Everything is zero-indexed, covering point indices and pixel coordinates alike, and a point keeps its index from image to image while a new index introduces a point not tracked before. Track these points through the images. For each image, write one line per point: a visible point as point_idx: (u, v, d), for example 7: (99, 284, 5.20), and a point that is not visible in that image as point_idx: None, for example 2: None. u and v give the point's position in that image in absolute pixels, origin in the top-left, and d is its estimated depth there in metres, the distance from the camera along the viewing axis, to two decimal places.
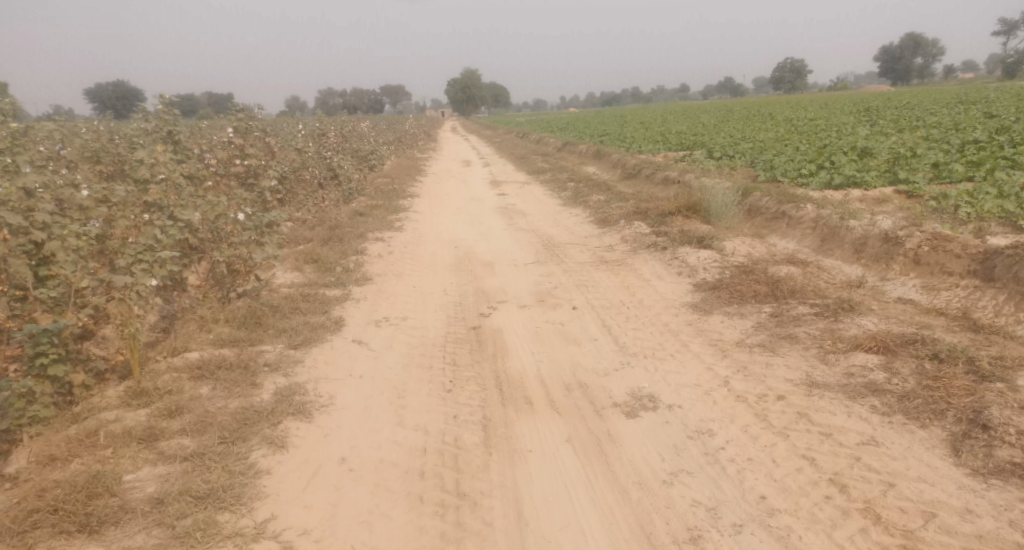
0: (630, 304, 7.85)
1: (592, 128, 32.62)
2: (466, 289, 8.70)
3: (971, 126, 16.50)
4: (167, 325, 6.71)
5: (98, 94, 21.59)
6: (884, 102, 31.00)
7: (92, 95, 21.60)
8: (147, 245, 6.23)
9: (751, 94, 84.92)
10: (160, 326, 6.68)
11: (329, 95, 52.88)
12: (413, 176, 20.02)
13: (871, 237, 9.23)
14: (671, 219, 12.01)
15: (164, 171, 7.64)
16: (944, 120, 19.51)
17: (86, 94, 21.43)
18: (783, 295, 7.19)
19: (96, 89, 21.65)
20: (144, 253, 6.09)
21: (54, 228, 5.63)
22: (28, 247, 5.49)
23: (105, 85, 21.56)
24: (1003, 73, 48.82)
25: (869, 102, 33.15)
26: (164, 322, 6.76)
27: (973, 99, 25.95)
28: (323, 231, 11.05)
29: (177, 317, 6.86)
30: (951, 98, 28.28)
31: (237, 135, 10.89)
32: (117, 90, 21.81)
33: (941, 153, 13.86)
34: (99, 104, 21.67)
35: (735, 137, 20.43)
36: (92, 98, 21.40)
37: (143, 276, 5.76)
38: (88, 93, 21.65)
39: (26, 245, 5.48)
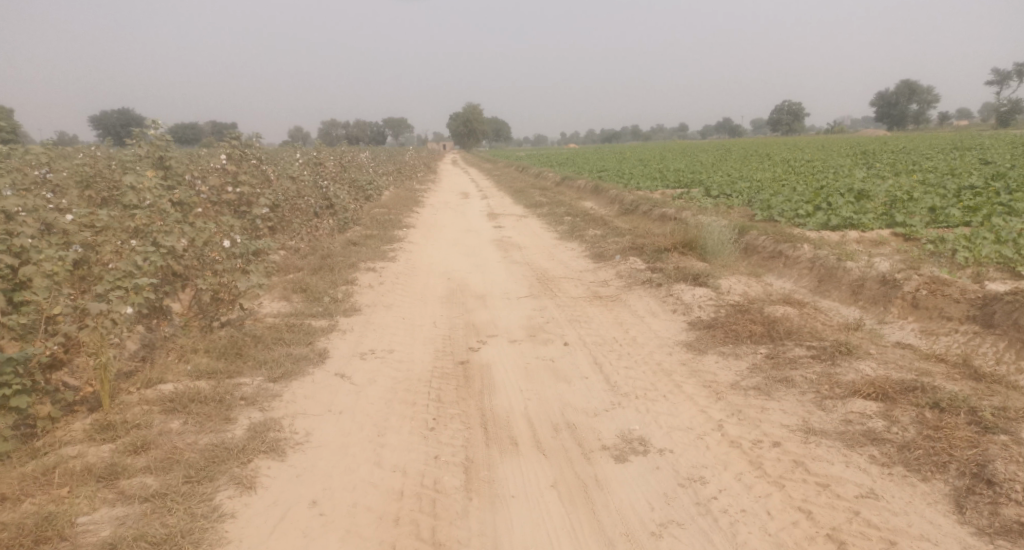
0: (622, 342, 7.68)
1: (590, 164, 32.76)
2: (456, 322, 8.53)
3: (968, 172, 16.54)
4: (145, 354, 6.51)
5: (102, 121, 21.57)
6: (882, 145, 31.23)
7: (96, 122, 21.56)
8: (127, 271, 6.05)
9: (749, 135, 85.79)
10: (138, 355, 6.48)
11: (331, 126, 53.23)
12: (410, 207, 19.95)
13: (869, 279, 9.15)
14: (667, 256, 11.91)
15: (151, 196, 7.48)
16: (941, 164, 19.58)
17: (91, 122, 21.40)
18: (779, 337, 7.04)
19: (100, 117, 21.61)
20: (123, 279, 5.91)
21: (30, 253, 5.45)
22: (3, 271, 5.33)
23: (110, 112, 21.53)
24: (997, 120, 49.43)
25: (866, 145, 33.46)
26: (142, 351, 6.56)
27: (969, 144, 26.17)
28: (315, 260, 10.91)
29: (156, 347, 6.66)
30: (948, 144, 28.53)
31: (231, 163, 10.81)
32: (123, 117, 21.82)
33: (939, 197, 13.83)
34: (102, 131, 21.62)
35: (733, 176, 20.46)
36: (96, 125, 21.39)
37: (120, 304, 5.57)
38: (93, 120, 21.62)
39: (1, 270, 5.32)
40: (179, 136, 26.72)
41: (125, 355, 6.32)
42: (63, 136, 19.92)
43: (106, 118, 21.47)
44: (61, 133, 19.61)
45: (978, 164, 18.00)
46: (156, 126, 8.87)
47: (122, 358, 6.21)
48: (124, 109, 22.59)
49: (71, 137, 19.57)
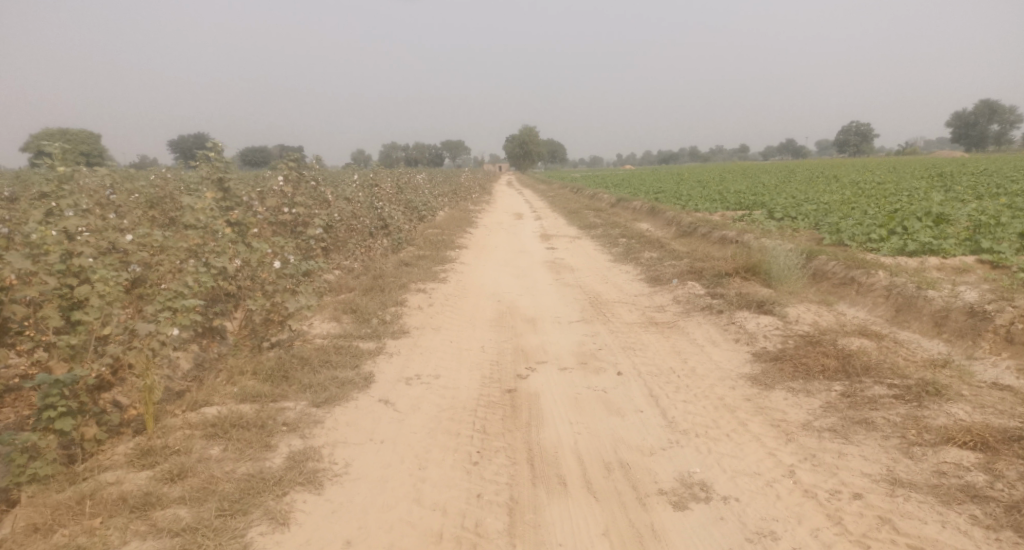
0: (681, 373, 7.18)
1: (647, 184, 32.17)
2: (506, 346, 8.17)
3: None
4: (196, 375, 6.33)
5: (179, 145, 22.06)
6: (954, 168, 29.74)
7: (174, 147, 22.09)
8: (177, 292, 5.85)
9: (813, 156, 83.50)
10: (188, 376, 6.32)
11: (392, 148, 53.89)
12: (464, 227, 19.74)
13: (953, 310, 8.57)
14: (728, 281, 11.34)
15: (206, 215, 7.35)
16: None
17: (168, 146, 21.92)
18: (855, 373, 6.47)
19: (178, 141, 22.10)
20: (173, 300, 5.72)
21: (84, 271, 5.32)
22: (58, 291, 5.22)
23: (187, 136, 22.01)
24: None
25: (942, 167, 31.97)
26: (191, 372, 6.39)
27: None
28: (367, 281, 10.73)
29: (204, 368, 6.49)
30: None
31: (288, 184, 10.74)
32: (199, 140, 22.18)
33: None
34: (180, 155, 22.13)
35: (798, 198, 19.66)
36: (173, 149, 21.83)
37: (168, 325, 5.36)
38: (171, 144, 22.15)
39: (58, 290, 5.22)
40: (248, 159, 27.25)
41: (175, 375, 6.18)
42: (142, 160, 20.41)
43: (183, 143, 21.98)
44: (139, 155, 20.11)
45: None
46: (216, 147, 8.86)
47: (172, 379, 6.04)
48: (199, 133, 23.12)
49: (148, 160, 20.03)
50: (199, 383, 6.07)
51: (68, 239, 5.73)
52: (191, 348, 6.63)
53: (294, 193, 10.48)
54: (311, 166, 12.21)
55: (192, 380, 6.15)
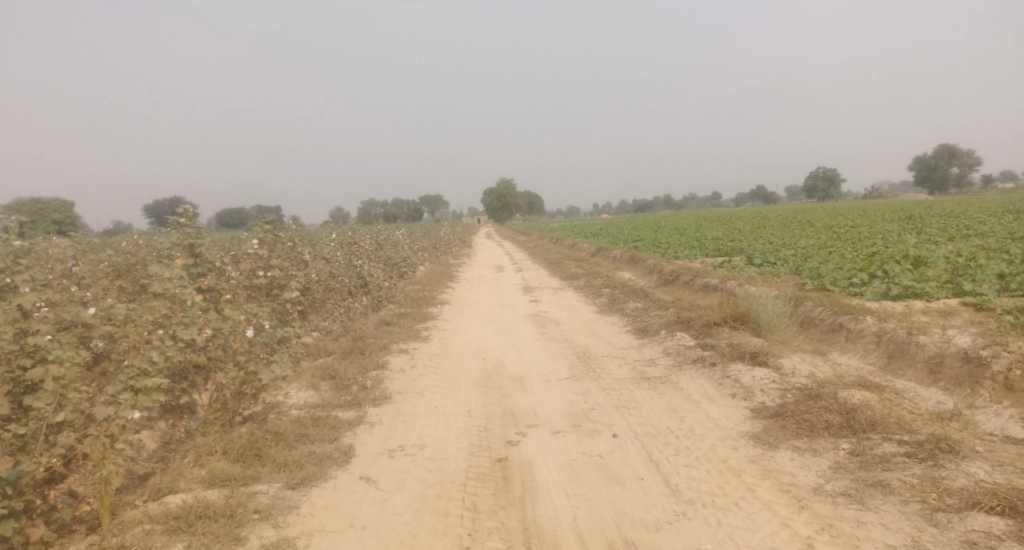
0: (679, 433, 6.85)
1: (625, 233, 32.19)
2: (493, 410, 7.79)
3: None
4: (161, 456, 5.92)
5: (155, 209, 21.66)
6: (922, 210, 30.16)
7: (150, 211, 21.69)
8: (140, 369, 5.47)
9: (783, 202, 84.81)
10: (152, 459, 5.90)
11: (370, 205, 53.82)
12: (445, 283, 19.44)
13: (948, 356, 8.38)
14: (717, 330, 11.10)
15: (173, 284, 7.00)
16: (997, 228, 18.63)
17: (144, 211, 21.52)
18: (861, 429, 6.18)
19: (153, 205, 21.74)
20: (136, 378, 5.35)
21: (40, 351, 4.95)
22: (11, 374, 4.84)
23: (162, 200, 21.65)
24: None
25: (908, 209, 32.46)
26: (156, 453, 5.97)
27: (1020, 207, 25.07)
28: (347, 343, 10.35)
29: (171, 449, 6.07)
30: (996, 206, 27.42)
31: (262, 247, 10.40)
32: (175, 203, 21.84)
33: (1005, 263, 12.90)
34: (156, 220, 21.71)
35: (776, 244, 19.67)
36: (149, 214, 21.43)
37: (128, 407, 4.97)
38: (146, 209, 21.74)
39: (10, 373, 4.84)
40: (225, 220, 26.86)
41: (138, 459, 5.76)
42: (116, 226, 19.99)
43: (158, 207, 21.58)
44: (113, 222, 19.72)
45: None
46: (185, 211, 8.46)
47: (134, 462, 5.63)
48: (175, 196, 22.78)
49: (123, 226, 19.63)
50: (164, 465, 5.67)
51: (23, 317, 5.37)
52: (156, 427, 6.22)
53: (269, 256, 10.15)
54: (287, 227, 11.94)
55: (156, 463, 5.73)
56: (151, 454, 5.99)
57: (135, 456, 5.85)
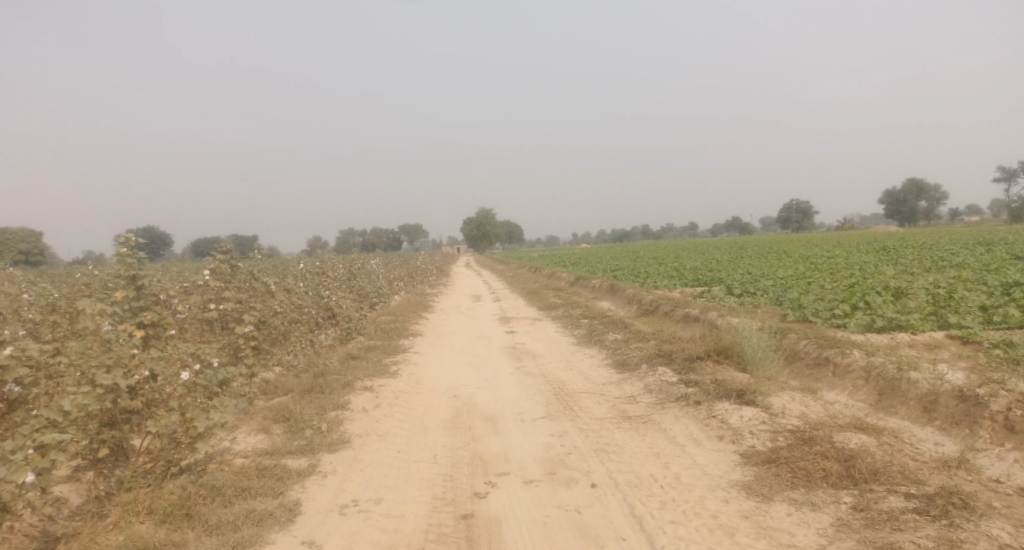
0: (663, 483, 6.26)
1: (603, 263, 31.74)
2: (461, 455, 7.16)
3: (1007, 267, 15.37)
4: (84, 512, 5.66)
5: None
6: (894, 242, 30.13)
7: None
8: (48, 421, 5.25)
9: (758, 233, 85.37)
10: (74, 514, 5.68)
11: (349, 233, 53.09)
12: (420, 314, 18.73)
13: (943, 394, 7.92)
14: (700, 365, 10.55)
15: (103, 320, 6.40)
16: (973, 259, 18.47)
17: None
18: (862, 479, 5.66)
19: None
20: (41, 432, 5.15)
21: None
22: None
23: None
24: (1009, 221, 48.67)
25: (878, 241, 32.33)
26: (80, 509, 5.72)
27: (990, 240, 25.07)
28: (308, 379, 9.65)
29: (97, 504, 5.70)
30: (966, 239, 27.43)
31: (216, 278, 9.73)
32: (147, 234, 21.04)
33: (985, 295, 12.61)
34: None
35: (754, 274, 19.29)
36: None
37: (22, 470, 4.81)
38: None
39: None
40: (199, 249, 26.00)
41: (58, 517, 5.55)
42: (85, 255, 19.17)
43: None
44: (82, 253, 18.95)
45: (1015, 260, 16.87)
46: (128, 242, 7.59)
47: (53, 521, 5.47)
48: None
49: (88, 256, 18.78)
50: (83, 527, 5.39)
51: None
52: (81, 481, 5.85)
53: (223, 288, 9.45)
54: (247, 257, 11.24)
55: (76, 521, 5.52)
56: (73, 511, 5.68)
57: (54, 513, 5.63)
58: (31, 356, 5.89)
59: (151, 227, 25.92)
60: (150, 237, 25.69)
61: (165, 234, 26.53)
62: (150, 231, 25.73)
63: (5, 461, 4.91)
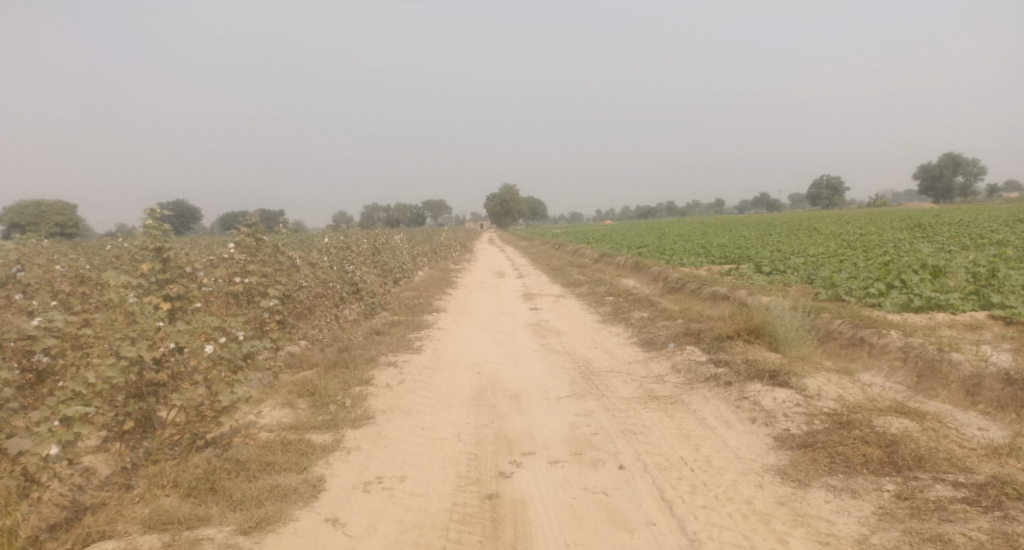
0: (694, 466, 6.06)
1: (629, 239, 31.34)
2: (486, 433, 7.01)
3: None
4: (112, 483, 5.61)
5: None
6: (929, 219, 29.35)
7: None
8: (73, 394, 5.17)
9: (786, 209, 84.03)
10: (102, 484, 5.62)
11: (374, 209, 53.13)
12: (444, 290, 18.59)
13: (987, 377, 7.60)
14: (731, 344, 10.28)
15: (127, 293, 6.31)
16: (1012, 237, 17.88)
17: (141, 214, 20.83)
18: (905, 465, 5.40)
19: None
20: (66, 404, 5.08)
21: None
22: None
23: None
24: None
25: (912, 218, 31.53)
26: (108, 479, 5.67)
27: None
28: (332, 354, 9.56)
29: (123, 476, 5.64)
30: (1004, 216, 26.63)
31: (241, 252, 9.65)
32: None
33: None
34: None
35: (785, 251, 18.86)
36: None
37: (47, 443, 4.73)
38: None
39: None
40: (226, 223, 26.09)
41: (86, 487, 5.50)
42: (116, 229, 19.33)
43: None
44: (113, 227, 19.11)
45: None
46: (154, 215, 7.47)
47: (81, 491, 5.42)
48: None
49: (118, 230, 18.91)
50: (110, 498, 5.34)
51: None
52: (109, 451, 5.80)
53: (247, 262, 9.35)
54: (272, 231, 11.14)
55: (104, 491, 5.47)
56: (101, 482, 5.63)
57: (83, 484, 5.57)
58: (57, 327, 5.82)
59: (181, 201, 26.11)
60: (179, 211, 25.87)
61: (194, 208, 26.72)
62: (179, 205, 25.91)
63: (30, 433, 4.84)
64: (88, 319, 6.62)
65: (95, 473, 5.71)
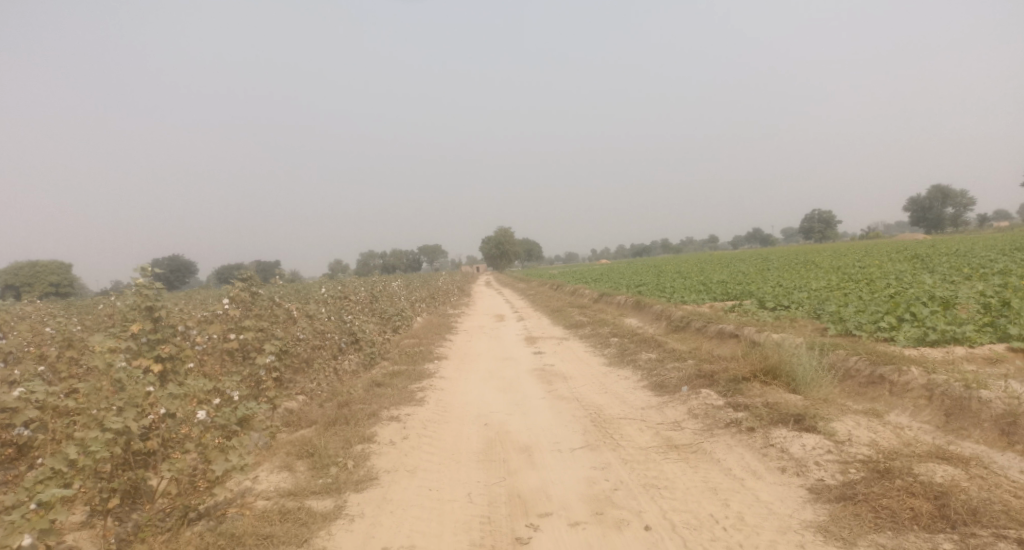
0: (726, 525, 5.63)
1: (626, 278, 30.98)
2: (499, 492, 6.55)
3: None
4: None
5: None
6: (924, 250, 29.10)
7: None
8: (52, 472, 4.74)
9: (779, 245, 84.02)
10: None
11: (370, 256, 52.88)
12: (444, 337, 18.10)
13: (1021, 415, 7.19)
14: (747, 386, 9.82)
15: (114, 357, 5.91)
16: (1014, 266, 17.58)
17: None
18: (960, 520, 5.20)
19: None
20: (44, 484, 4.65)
21: None
22: None
23: None
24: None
25: (906, 250, 31.23)
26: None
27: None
28: (331, 410, 9.09)
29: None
30: (998, 245, 26.37)
31: (236, 306, 9.26)
32: None
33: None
34: None
35: (788, 286, 18.50)
36: None
37: (20, 532, 4.30)
38: None
39: None
40: (222, 276, 25.71)
41: None
42: (111, 285, 18.95)
43: None
44: (108, 285, 18.78)
45: None
46: (145, 272, 7.09)
47: None
48: None
49: (112, 287, 18.54)
50: None
51: None
52: (93, 528, 5.35)
53: (242, 316, 8.95)
54: (267, 282, 10.75)
55: None
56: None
57: None
58: (38, 397, 5.40)
59: (176, 256, 25.82)
60: (175, 265, 25.53)
61: (189, 262, 26.41)
62: (174, 259, 25.59)
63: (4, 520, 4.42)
64: (73, 388, 6.21)
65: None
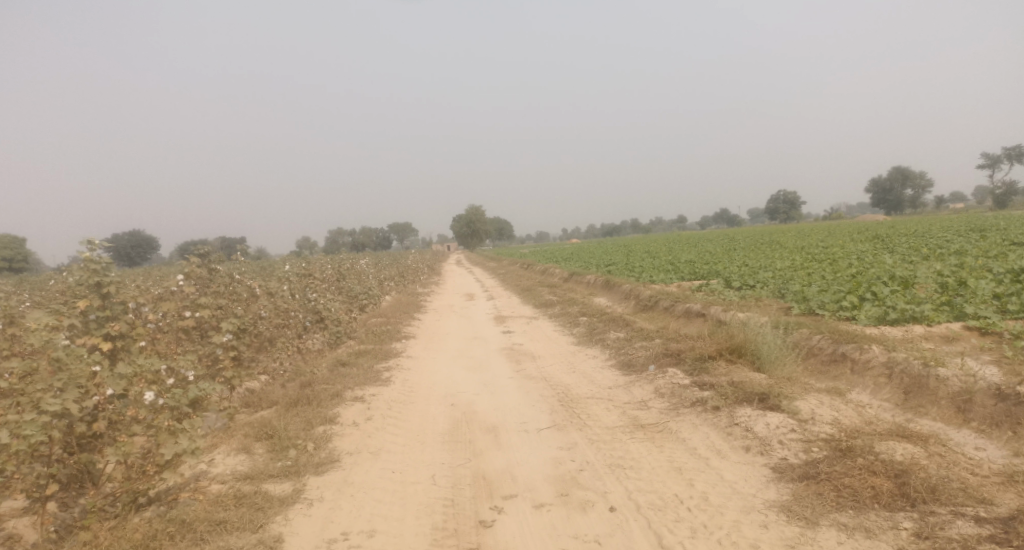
0: (691, 504, 5.62)
1: (595, 258, 30.99)
2: (462, 473, 6.47)
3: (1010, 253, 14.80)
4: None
5: None
6: (885, 231, 29.50)
7: None
8: None
9: (745, 225, 84.85)
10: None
11: (338, 234, 52.21)
12: (412, 316, 17.89)
13: (977, 393, 7.29)
14: (712, 364, 9.84)
15: (56, 335, 5.68)
16: (970, 247, 17.91)
17: None
18: (920, 498, 5.24)
19: None
20: None
21: None
22: None
23: None
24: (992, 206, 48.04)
25: (867, 230, 31.61)
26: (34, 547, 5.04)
27: (981, 226, 24.45)
28: (293, 390, 8.90)
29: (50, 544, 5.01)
30: (954, 226, 26.84)
31: (192, 283, 8.99)
32: None
33: (995, 283, 11.98)
34: None
35: (753, 266, 18.64)
36: None
37: None
38: None
39: None
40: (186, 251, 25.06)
41: None
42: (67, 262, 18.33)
43: None
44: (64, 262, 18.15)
45: (1015, 246, 16.33)
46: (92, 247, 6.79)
47: None
48: None
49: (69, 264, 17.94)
50: None
51: None
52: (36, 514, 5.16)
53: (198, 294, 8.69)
54: (226, 258, 10.46)
55: None
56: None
57: None
58: None
59: (136, 231, 25.09)
60: (135, 241, 24.79)
61: (151, 238, 25.72)
62: (135, 235, 24.86)
63: None
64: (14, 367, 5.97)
65: (20, 541, 5.06)
